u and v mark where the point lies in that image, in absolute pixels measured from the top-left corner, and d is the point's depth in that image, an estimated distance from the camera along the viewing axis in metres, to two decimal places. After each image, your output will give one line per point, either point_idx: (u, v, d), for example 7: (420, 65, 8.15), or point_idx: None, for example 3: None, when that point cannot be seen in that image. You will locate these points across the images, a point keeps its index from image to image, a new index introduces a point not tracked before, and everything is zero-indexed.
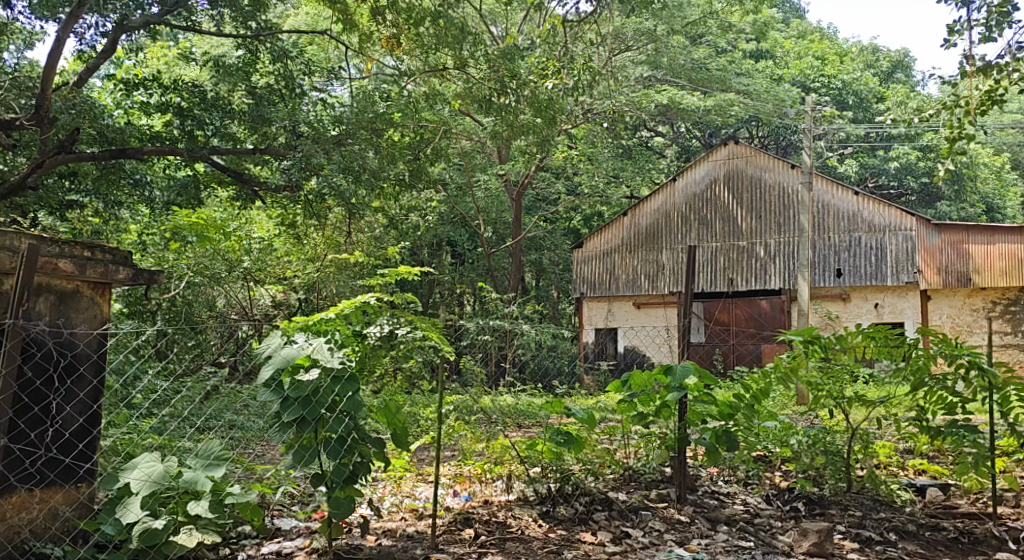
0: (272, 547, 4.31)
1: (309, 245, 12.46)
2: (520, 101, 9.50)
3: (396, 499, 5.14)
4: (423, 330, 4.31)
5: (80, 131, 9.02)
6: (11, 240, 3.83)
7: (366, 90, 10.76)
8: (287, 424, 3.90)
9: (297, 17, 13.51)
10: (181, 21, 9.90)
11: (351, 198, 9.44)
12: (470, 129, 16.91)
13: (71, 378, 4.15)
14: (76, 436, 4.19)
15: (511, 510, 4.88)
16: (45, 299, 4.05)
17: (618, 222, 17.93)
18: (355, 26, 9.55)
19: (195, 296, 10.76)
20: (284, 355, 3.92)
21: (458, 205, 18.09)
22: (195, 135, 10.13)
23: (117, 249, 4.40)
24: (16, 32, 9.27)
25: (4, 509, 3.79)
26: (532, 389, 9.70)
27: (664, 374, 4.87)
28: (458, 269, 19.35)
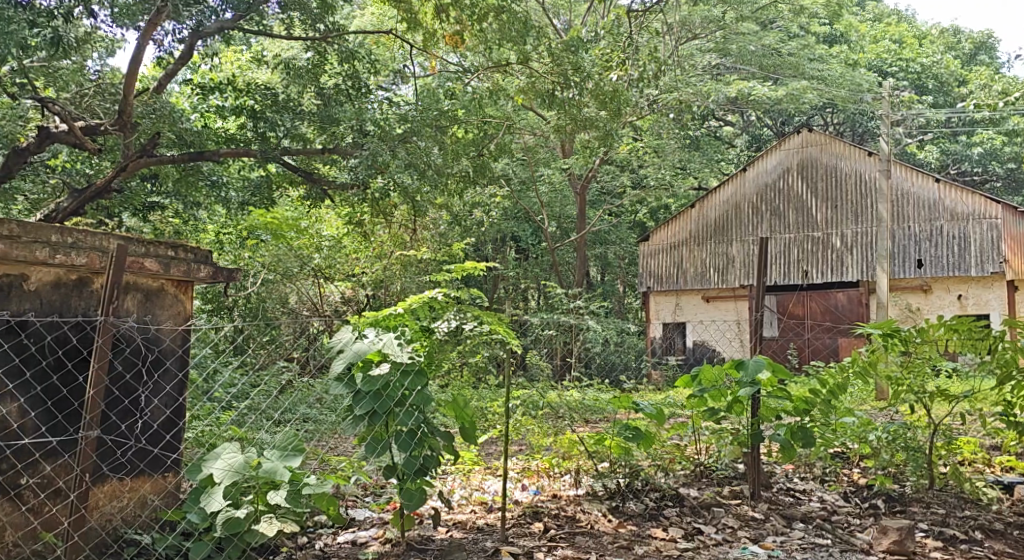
0: (347, 537, 4.44)
1: (377, 241, 12.66)
2: (584, 93, 9.42)
3: (465, 492, 5.18)
4: (490, 326, 4.32)
5: (160, 136, 9.37)
6: (100, 241, 4.03)
7: (431, 88, 10.86)
8: (360, 417, 3.98)
9: (363, 17, 13.69)
10: (254, 25, 10.17)
11: (417, 194, 9.55)
12: (533, 123, 16.85)
13: (158, 372, 4.34)
14: (163, 427, 4.40)
15: (580, 505, 4.88)
16: (132, 296, 4.24)
17: (686, 214, 17.75)
18: (421, 25, 9.58)
19: (269, 293, 11.42)
20: (355, 350, 3.99)
21: (522, 200, 18.10)
22: (268, 136, 10.44)
23: (198, 249, 4.55)
24: (100, 41, 9.63)
25: (98, 497, 3.99)
26: (598, 384, 9.64)
27: (737, 368, 4.79)
28: (523, 264, 19.37)
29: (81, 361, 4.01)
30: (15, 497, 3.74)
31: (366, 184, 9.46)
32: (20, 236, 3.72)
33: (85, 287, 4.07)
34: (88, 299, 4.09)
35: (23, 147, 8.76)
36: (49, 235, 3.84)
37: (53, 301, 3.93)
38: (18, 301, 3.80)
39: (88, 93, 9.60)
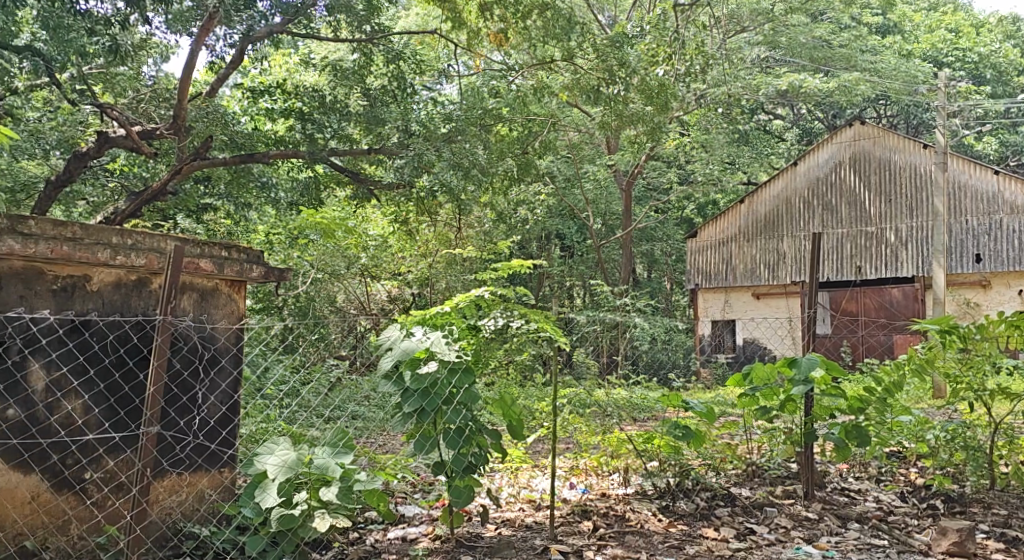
0: (397, 533, 4.49)
1: (422, 240, 12.85)
2: (629, 89, 9.37)
3: (513, 489, 5.18)
4: (537, 324, 4.31)
5: (214, 139, 9.57)
6: (158, 242, 4.13)
7: (475, 87, 10.88)
8: (408, 415, 4.01)
9: (409, 18, 13.79)
10: (302, 28, 10.33)
11: (462, 193, 9.59)
12: (578, 120, 16.75)
13: (214, 370, 4.44)
14: (220, 423, 4.50)
15: (630, 504, 4.85)
16: (189, 296, 4.34)
17: (735, 210, 17.51)
18: (466, 24, 9.60)
19: (317, 292, 11.59)
20: (403, 348, 4.00)
21: (567, 197, 18.05)
22: (316, 138, 10.54)
23: (250, 249, 4.64)
24: (154, 47, 9.83)
25: (159, 491, 4.11)
26: (645, 382, 9.59)
27: (789, 366, 4.72)
28: (569, 262, 19.32)
29: (141, 359, 4.13)
30: (80, 491, 3.87)
31: (412, 183, 9.52)
32: (82, 238, 3.84)
33: (143, 287, 4.18)
34: (147, 299, 4.20)
35: (83, 152, 9.00)
36: (109, 236, 3.96)
37: (113, 301, 4.05)
38: (80, 301, 3.93)
39: (143, 98, 9.92)
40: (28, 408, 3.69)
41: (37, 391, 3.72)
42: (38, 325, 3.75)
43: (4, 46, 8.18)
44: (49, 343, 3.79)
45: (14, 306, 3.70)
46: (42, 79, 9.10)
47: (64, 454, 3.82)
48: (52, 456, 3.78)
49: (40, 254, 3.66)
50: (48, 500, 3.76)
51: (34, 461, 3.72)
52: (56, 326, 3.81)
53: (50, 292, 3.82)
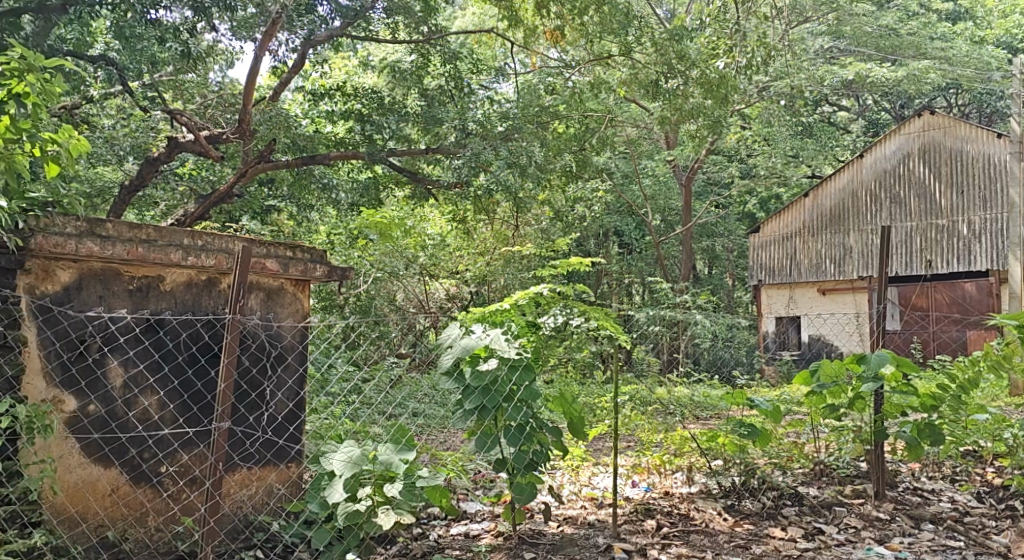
0: (460, 529, 4.52)
1: (480, 238, 13.03)
2: (689, 83, 9.22)
3: (575, 487, 5.16)
4: (598, 321, 4.28)
5: (277, 141, 9.80)
6: (227, 243, 4.23)
7: (532, 84, 10.85)
8: (469, 412, 4.02)
9: (465, 18, 13.82)
10: (360, 31, 10.47)
11: (520, 192, 9.60)
12: (636, 116, 16.55)
13: (281, 367, 4.55)
14: (287, 419, 4.60)
15: (694, 503, 4.79)
16: (256, 295, 4.46)
17: (799, 204, 17.14)
18: (523, 21, 9.56)
19: (377, 291, 11.71)
20: (463, 346, 4.04)
21: (625, 193, 17.90)
22: (374, 139, 10.63)
23: (314, 248, 4.73)
24: (220, 54, 10.06)
25: (230, 485, 4.25)
26: (707, 380, 9.47)
27: (858, 363, 4.60)
28: (627, 259, 19.17)
29: (213, 357, 4.24)
30: (156, 484, 4.01)
31: (470, 183, 9.58)
32: (156, 240, 3.98)
33: (213, 287, 4.29)
34: (217, 299, 4.32)
35: (154, 157, 9.27)
36: (181, 238, 4.08)
37: (186, 301, 4.18)
38: (155, 300, 4.07)
39: (210, 103, 10.31)
40: (107, 403, 3.86)
41: (115, 388, 3.89)
42: (115, 324, 3.91)
43: (80, 57, 8.48)
44: (127, 341, 3.94)
45: (93, 306, 3.87)
46: (116, 87, 9.40)
47: (141, 448, 3.96)
48: (130, 450, 3.93)
49: (116, 256, 3.81)
50: (127, 492, 3.91)
51: (114, 454, 3.88)
52: (132, 325, 3.96)
53: (126, 292, 3.96)
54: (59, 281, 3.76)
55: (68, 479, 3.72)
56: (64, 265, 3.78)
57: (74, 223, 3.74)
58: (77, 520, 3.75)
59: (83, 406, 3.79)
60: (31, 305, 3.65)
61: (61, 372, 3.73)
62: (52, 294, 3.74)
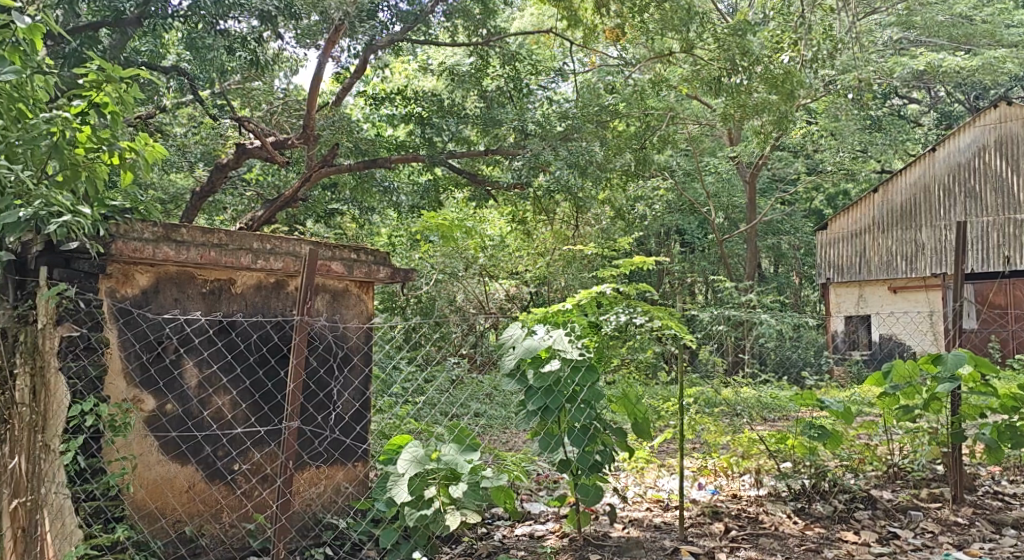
0: (524, 530, 4.53)
1: (540, 239, 13.03)
2: (753, 78, 9.05)
3: (640, 489, 5.11)
4: (662, 321, 4.22)
5: (341, 146, 10.00)
6: (294, 246, 4.32)
7: (590, 83, 10.74)
8: (532, 413, 4.02)
9: (524, 19, 13.85)
10: (420, 35, 10.60)
11: (580, 192, 9.56)
12: (698, 112, 16.29)
13: (346, 368, 4.63)
14: (353, 419, 4.68)
15: (763, 506, 4.69)
16: (321, 297, 4.55)
17: (868, 200, 16.63)
18: (582, 21, 9.54)
19: (438, 292, 11.83)
20: (526, 346, 4.02)
21: (687, 192, 17.66)
22: (434, 141, 10.73)
23: (377, 250, 4.79)
24: (284, 61, 10.24)
25: (300, 482, 4.35)
26: (774, 381, 9.28)
27: (933, 363, 4.45)
28: (689, 258, 18.91)
29: (282, 357, 4.34)
30: (230, 482, 4.13)
31: (530, 184, 9.61)
32: (227, 244, 4.09)
33: (281, 289, 4.40)
34: (285, 300, 4.42)
35: (224, 163, 9.52)
36: (250, 242, 4.19)
37: (256, 303, 4.29)
38: (226, 303, 4.19)
39: (277, 110, 10.56)
40: (184, 402, 3.99)
41: (191, 387, 4.02)
42: (191, 326, 4.04)
43: (154, 67, 8.84)
44: (201, 342, 4.07)
45: (169, 309, 4.00)
46: (186, 96, 9.66)
47: (216, 446, 4.09)
48: (205, 448, 4.06)
49: (191, 260, 3.93)
50: (203, 489, 4.04)
51: (191, 452, 4.00)
52: (206, 327, 4.09)
53: (200, 294, 4.09)
54: (137, 285, 3.89)
55: (147, 476, 3.85)
56: (142, 270, 3.91)
57: (151, 228, 3.87)
58: (156, 516, 3.87)
59: (161, 405, 3.92)
60: (112, 307, 3.78)
61: (140, 372, 3.87)
62: (131, 297, 3.87)
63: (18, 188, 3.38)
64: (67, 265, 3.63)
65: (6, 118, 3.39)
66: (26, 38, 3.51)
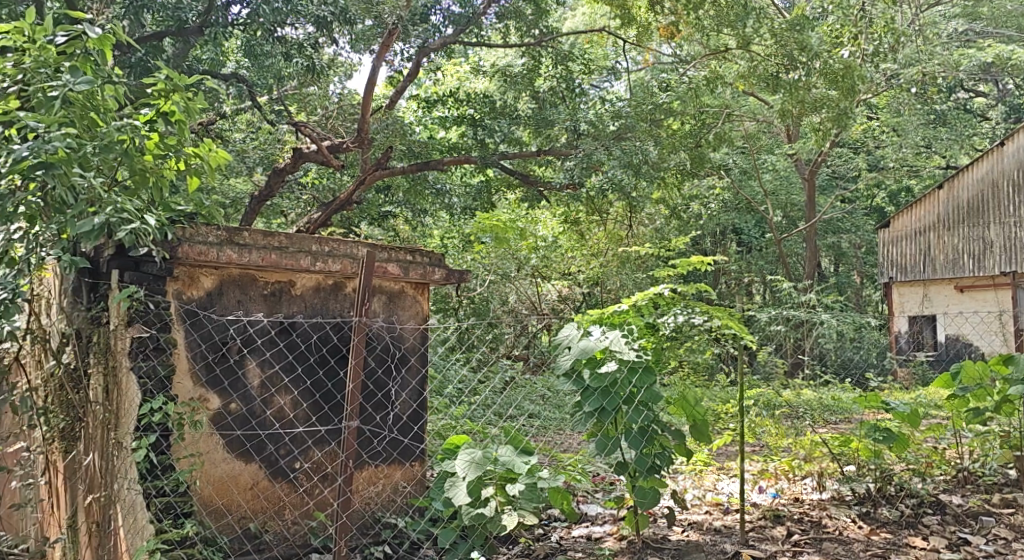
0: (582, 532, 4.51)
1: (593, 239, 12.97)
2: (812, 74, 8.86)
3: (698, 492, 5.05)
4: (721, 321, 4.13)
5: (393, 149, 10.09)
6: (352, 248, 4.38)
7: (645, 82, 10.65)
8: (589, 414, 4.00)
9: (576, 18, 13.81)
10: (472, 37, 10.64)
11: (633, 191, 9.47)
12: (755, 109, 15.98)
13: (404, 368, 4.68)
14: (411, 419, 4.73)
15: (826, 510, 4.56)
16: (378, 299, 4.61)
17: (932, 197, 16.20)
18: (635, 19, 9.46)
19: (491, 294, 11.84)
20: (582, 347, 3.98)
21: (744, 190, 17.37)
22: (486, 143, 10.73)
23: (433, 252, 4.81)
24: (339, 66, 10.41)
25: (360, 481, 4.40)
26: (835, 382, 9.03)
27: (1004, 364, 4.33)
28: (746, 257, 18.59)
29: (342, 358, 4.42)
30: (292, 480, 4.21)
31: (582, 184, 9.57)
32: (287, 247, 4.18)
33: (339, 291, 4.47)
34: (343, 302, 4.50)
35: (281, 167, 9.71)
36: (309, 245, 4.26)
37: (315, 304, 4.37)
38: (287, 304, 4.28)
39: (332, 114, 10.77)
40: (247, 402, 4.09)
41: (254, 387, 4.11)
42: (253, 327, 4.13)
43: (215, 75, 9.10)
44: (264, 343, 4.16)
45: (233, 311, 4.09)
46: (245, 101, 9.86)
47: (278, 445, 4.17)
48: (268, 446, 4.14)
49: (253, 263, 4.02)
50: (267, 486, 4.12)
51: (254, 450, 4.09)
52: (267, 328, 4.18)
53: (261, 296, 4.18)
54: (203, 287, 4.00)
55: (214, 473, 3.94)
56: (206, 272, 4.01)
57: (215, 231, 3.97)
58: (223, 512, 3.97)
59: (226, 405, 4.02)
60: (179, 309, 3.88)
61: (206, 372, 3.97)
62: (197, 299, 3.97)
63: (91, 194, 3.42)
64: (136, 268, 3.74)
65: (79, 126, 3.46)
66: (95, 48, 3.57)
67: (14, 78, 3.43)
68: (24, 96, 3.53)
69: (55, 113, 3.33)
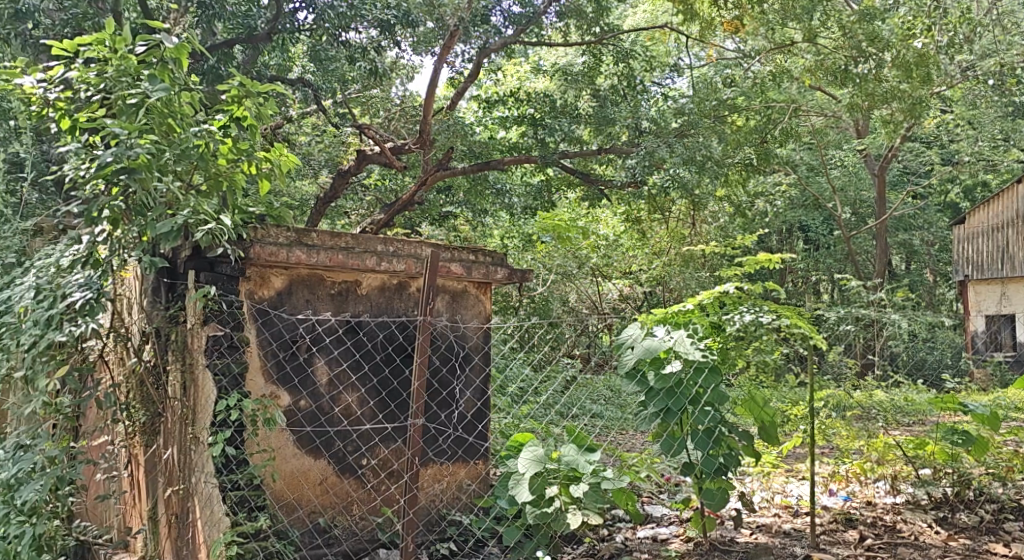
0: (647, 533, 4.47)
1: (654, 238, 12.87)
2: (883, 65, 8.60)
3: (766, 494, 4.96)
4: (791, 321, 4.03)
5: (454, 150, 10.18)
6: (416, 248, 4.44)
7: (708, 77, 10.50)
8: (654, 414, 3.97)
9: (636, 15, 13.69)
10: (532, 37, 10.61)
11: (696, 189, 9.36)
12: (822, 104, 15.58)
13: (468, 367, 4.73)
14: (475, 417, 4.77)
15: (901, 514, 4.42)
16: (442, 298, 4.67)
17: (1011, 191, 15.59)
18: (699, 15, 9.32)
19: (552, 293, 11.85)
20: (646, 346, 3.94)
21: (811, 186, 16.96)
22: (547, 142, 10.75)
23: (495, 251, 4.84)
24: (401, 68, 10.55)
25: (425, 477, 4.46)
26: (908, 383, 8.75)
27: None
28: (813, 255, 18.16)
29: (407, 356, 4.48)
30: (360, 476, 4.29)
31: (644, 182, 9.46)
32: (354, 247, 4.25)
33: (403, 290, 4.54)
34: (407, 301, 4.56)
35: (345, 169, 9.88)
36: (374, 245, 4.33)
37: (380, 303, 4.45)
38: (353, 304, 4.36)
39: (394, 116, 10.92)
40: (316, 399, 4.18)
41: (322, 384, 4.20)
42: (322, 326, 4.23)
43: (282, 79, 9.32)
44: (331, 342, 4.25)
45: (302, 310, 4.19)
46: (311, 105, 10.07)
47: (346, 441, 4.26)
48: (336, 443, 4.23)
49: (320, 263, 4.10)
50: (336, 482, 4.20)
51: (324, 446, 4.18)
52: (335, 327, 4.27)
53: (329, 296, 4.27)
54: (273, 287, 4.10)
55: (285, 469, 4.04)
56: (277, 272, 4.10)
57: (285, 233, 4.06)
58: (294, 506, 4.07)
59: (296, 401, 4.11)
60: (251, 309, 3.98)
61: (277, 369, 4.06)
62: (268, 298, 4.07)
63: (170, 198, 3.58)
64: (211, 268, 3.90)
65: (159, 133, 3.58)
66: (172, 58, 3.71)
67: (97, 86, 3.55)
68: (107, 105, 3.67)
69: (137, 120, 3.49)
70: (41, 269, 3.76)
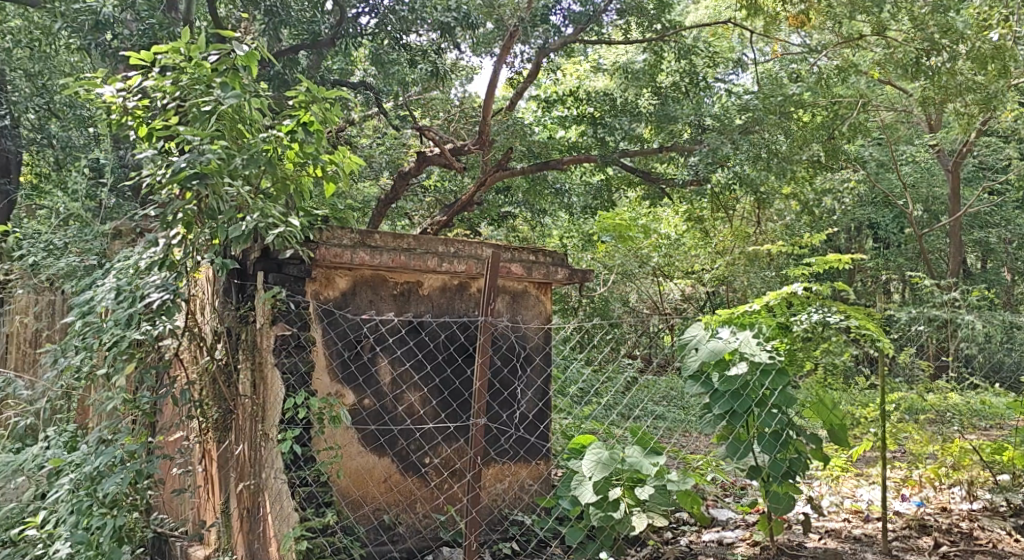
0: (712, 536, 4.40)
1: (717, 237, 12.69)
2: (958, 57, 8.25)
3: (836, 498, 4.83)
4: (860, 321, 3.92)
5: (514, 149, 10.19)
6: (476, 248, 4.47)
7: (773, 72, 10.28)
8: (719, 417, 3.88)
9: (698, 12, 13.50)
10: (592, 36, 10.56)
11: (763, 185, 9.22)
12: (892, 99, 15.11)
13: (529, 367, 4.74)
14: (537, 418, 4.78)
15: (978, 521, 4.28)
16: (502, 298, 4.69)
17: None
18: (763, 10, 9.13)
19: (613, 292, 11.80)
20: (711, 349, 3.87)
21: (880, 183, 16.44)
22: (607, 141, 10.67)
23: (556, 252, 4.84)
24: (461, 70, 10.63)
25: (487, 477, 4.49)
26: (986, 387, 8.43)
27: None
28: (883, 254, 17.62)
29: (469, 357, 4.51)
30: (423, 475, 4.33)
31: (707, 179, 9.40)
32: (415, 248, 4.31)
33: (464, 291, 4.57)
34: (468, 302, 4.59)
35: (405, 171, 10.02)
36: (435, 246, 4.38)
37: (442, 303, 4.49)
38: (416, 304, 4.41)
39: (453, 118, 10.96)
40: (380, 398, 4.25)
41: (385, 384, 4.27)
42: (385, 326, 4.29)
43: (344, 83, 9.48)
44: (394, 342, 4.31)
45: (366, 310, 4.26)
46: (372, 108, 10.20)
47: (410, 440, 4.32)
48: (400, 441, 4.29)
49: (383, 264, 4.15)
50: (399, 480, 4.26)
51: (387, 445, 4.25)
52: (398, 327, 4.32)
53: (391, 296, 4.33)
54: (338, 287, 4.18)
55: (351, 465, 4.12)
56: (341, 273, 4.19)
57: (349, 235, 4.15)
58: (360, 503, 4.14)
59: (361, 400, 4.19)
60: (316, 309, 4.06)
61: (342, 368, 4.14)
62: (333, 299, 4.16)
63: (239, 201, 3.68)
64: (279, 269, 4.01)
65: (229, 138, 3.70)
66: (242, 65, 3.80)
67: (172, 94, 3.68)
68: (181, 112, 3.81)
69: (209, 127, 3.61)
70: (120, 271, 3.91)
